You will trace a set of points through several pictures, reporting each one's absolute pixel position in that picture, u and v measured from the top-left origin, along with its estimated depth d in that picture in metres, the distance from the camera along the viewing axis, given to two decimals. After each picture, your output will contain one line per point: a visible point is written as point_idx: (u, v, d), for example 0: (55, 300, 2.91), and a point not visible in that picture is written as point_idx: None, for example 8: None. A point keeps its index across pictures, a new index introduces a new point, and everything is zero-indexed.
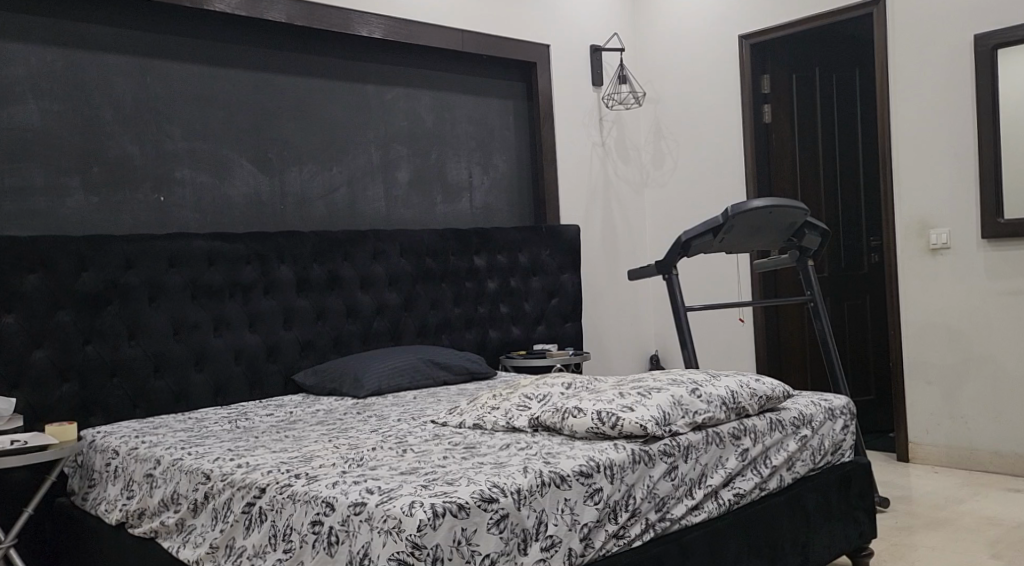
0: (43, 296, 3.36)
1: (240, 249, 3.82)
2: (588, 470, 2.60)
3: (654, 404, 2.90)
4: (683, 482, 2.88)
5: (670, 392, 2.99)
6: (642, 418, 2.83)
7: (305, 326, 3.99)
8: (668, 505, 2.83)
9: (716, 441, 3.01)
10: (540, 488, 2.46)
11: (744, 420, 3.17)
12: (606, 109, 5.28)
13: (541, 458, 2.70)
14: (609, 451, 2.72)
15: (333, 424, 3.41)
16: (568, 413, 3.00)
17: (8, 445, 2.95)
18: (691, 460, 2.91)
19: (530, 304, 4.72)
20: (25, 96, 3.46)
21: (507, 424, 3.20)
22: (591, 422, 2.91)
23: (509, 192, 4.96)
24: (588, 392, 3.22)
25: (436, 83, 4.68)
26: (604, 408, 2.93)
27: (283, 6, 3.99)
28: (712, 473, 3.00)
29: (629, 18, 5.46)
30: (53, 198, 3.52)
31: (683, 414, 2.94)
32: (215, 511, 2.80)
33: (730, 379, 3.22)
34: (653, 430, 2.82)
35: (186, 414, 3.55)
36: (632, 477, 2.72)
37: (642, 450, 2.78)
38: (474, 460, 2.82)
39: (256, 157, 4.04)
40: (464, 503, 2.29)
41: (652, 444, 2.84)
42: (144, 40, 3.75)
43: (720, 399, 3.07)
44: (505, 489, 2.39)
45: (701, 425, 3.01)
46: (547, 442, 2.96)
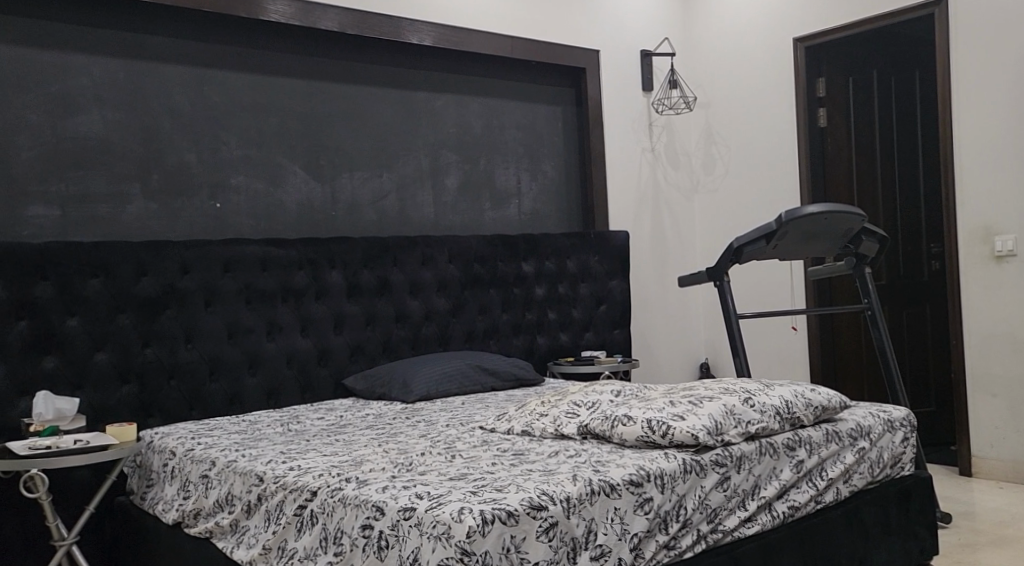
0: (105, 300, 3.45)
1: (291, 254, 3.87)
2: (638, 479, 2.57)
3: (706, 413, 2.87)
4: (735, 493, 2.83)
5: (723, 401, 2.95)
6: (694, 427, 2.80)
7: (355, 331, 4.03)
8: (720, 516, 2.79)
9: (770, 452, 2.96)
10: (590, 496, 2.44)
11: (799, 431, 3.11)
12: (656, 114, 5.26)
13: (590, 466, 2.68)
14: (660, 460, 2.69)
15: (382, 428, 3.44)
16: (617, 421, 2.98)
17: (70, 445, 3.04)
18: (743, 471, 2.87)
19: (578, 310, 4.71)
20: (90, 105, 3.57)
21: (555, 431, 3.19)
22: (641, 431, 2.88)
23: (557, 198, 4.96)
24: (637, 399, 3.19)
25: (486, 90, 4.70)
26: (654, 416, 2.90)
27: (336, 15, 4.05)
28: (766, 485, 2.95)
29: (680, 21, 5.43)
30: (115, 204, 3.62)
31: (735, 424, 2.89)
32: (268, 512, 2.85)
33: (784, 388, 3.16)
34: (704, 439, 2.78)
35: (240, 417, 3.62)
36: (683, 487, 2.69)
37: (693, 460, 2.75)
38: (522, 467, 2.81)
39: (308, 163, 4.10)
40: (513, 510, 2.29)
41: (703, 453, 2.80)
42: (202, 50, 3.84)
43: (773, 409, 3.02)
44: (555, 497, 2.37)
45: (755, 435, 2.96)
46: (596, 450, 2.94)
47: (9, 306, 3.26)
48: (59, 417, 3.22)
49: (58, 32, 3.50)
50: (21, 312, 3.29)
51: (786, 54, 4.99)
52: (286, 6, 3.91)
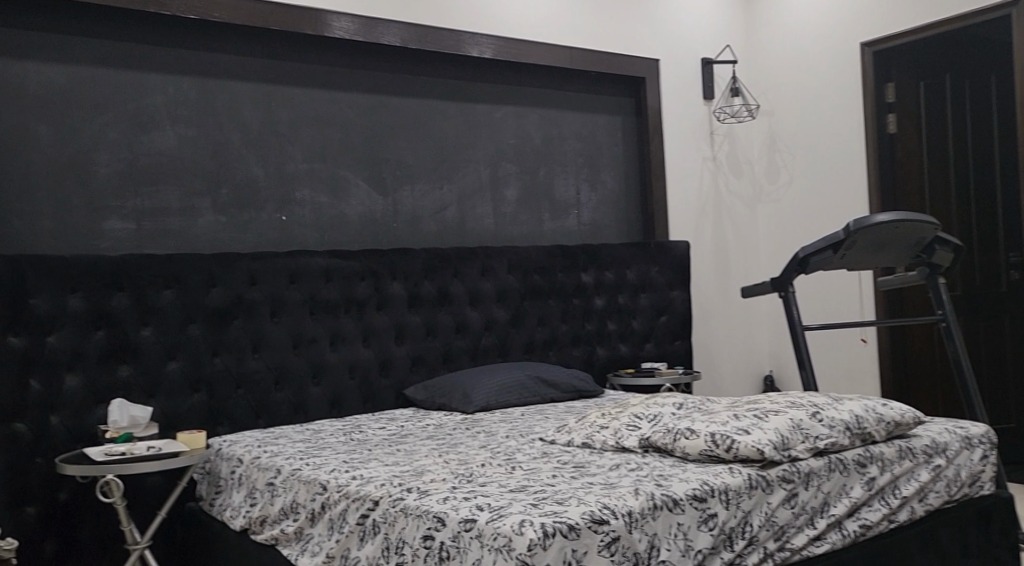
0: (177, 311, 3.54)
1: (354, 265, 3.92)
2: (702, 493, 2.53)
3: (772, 427, 2.81)
4: (804, 510, 2.76)
5: (789, 415, 2.90)
6: (759, 441, 2.75)
7: (416, 342, 4.06)
8: (787, 534, 2.71)
9: (840, 468, 2.88)
10: (652, 511, 2.41)
11: (871, 447, 3.02)
12: (717, 122, 5.21)
13: (653, 480, 2.65)
14: (725, 475, 2.64)
15: (443, 439, 3.46)
16: (680, 434, 2.95)
17: (143, 452, 3.13)
18: (812, 487, 2.79)
19: (638, 321, 4.67)
20: (163, 122, 3.69)
21: (616, 443, 3.16)
22: (705, 444, 2.84)
23: (617, 208, 4.93)
24: (701, 412, 3.15)
25: (545, 101, 4.71)
26: (718, 430, 2.86)
27: (398, 30, 4.11)
28: (836, 502, 2.86)
29: (742, 29, 5.37)
30: (186, 218, 3.72)
31: (803, 439, 2.83)
32: (331, 521, 2.88)
33: (854, 403, 3.08)
34: (771, 454, 2.72)
35: (304, 425, 3.67)
36: (749, 503, 2.63)
37: (759, 476, 2.69)
38: (584, 480, 2.79)
39: (371, 176, 4.16)
40: (574, 523, 2.26)
41: (770, 469, 2.74)
42: (269, 67, 3.93)
43: (843, 424, 2.95)
44: (617, 512, 2.34)
45: (824, 451, 2.89)
46: (658, 464, 2.90)
47: (86, 317, 3.37)
48: (133, 424, 3.31)
49: (132, 52, 3.63)
50: (98, 322, 3.40)
51: (853, 60, 4.87)
52: (350, 23, 3.98)
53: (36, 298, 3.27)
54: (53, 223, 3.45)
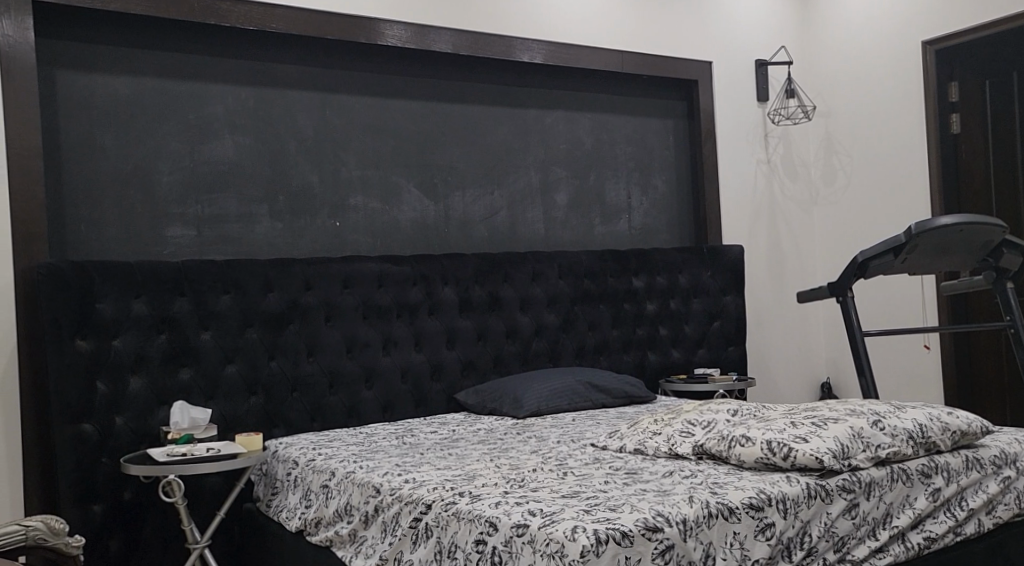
0: (235, 315, 3.61)
1: (405, 270, 3.96)
2: (758, 502, 2.49)
3: (831, 435, 2.74)
4: (865, 521, 2.70)
5: (849, 423, 2.83)
6: (818, 450, 2.68)
7: (467, 346, 4.08)
8: (848, 545, 2.65)
9: (903, 478, 2.80)
10: (707, 519, 2.38)
11: (935, 457, 2.93)
12: (771, 124, 5.13)
13: (707, 488, 2.61)
14: (782, 484, 2.59)
15: (494, 443, 3.46)
16: (734, 442, 2.89)
17: (203, 452, 3.20)
18: (873, 498, 2.72)
19: (690, 326, 4.62)
20: (222, 131, 3.77)
21: (669, 450, 3.12)
22: (761, 452, 2.78)
23: (668, 213, 4.90)
24: (756, 419, 3.09)
25: (596, 105, 4.70)
26: (774, 437, 2.79)
27: (449, 37, 4.15)
28: (899, 513, 2.79)
29: (798, 29, 5.28)
30: (244, 224, 3.80)
31: (863, 448, 2.76)
32: (385, 524, 2.91)
33: (918, 411, 2.99)
34: (830, 463, 2.65)
35: (358, 429, 3.71)
36: (808, 512, 2.58)
37: (818, 485, 2.63)
38: (636, 487, 2.76)
39: (422, 181, 4.20)
40: (628, 530, 2.24)
41: (829, 478, 2.68)
42: (323, 75, 3.99)
43: (906, 433, 2.87)
44: (671, 519, 2.32)
45: (885, 460, 2.81)
46: (713, 471, 2.86)
47: (149, 321, 3.46)
48: (193, 425, 3.39)
49: (191, 62, 3.72)
50: (160, 326, 3.49)
51: (914, 58, 4.74)
52: (403, 31, 4.03)
53: (101, 303, 3.36)
54: (118, 231, 3.55)
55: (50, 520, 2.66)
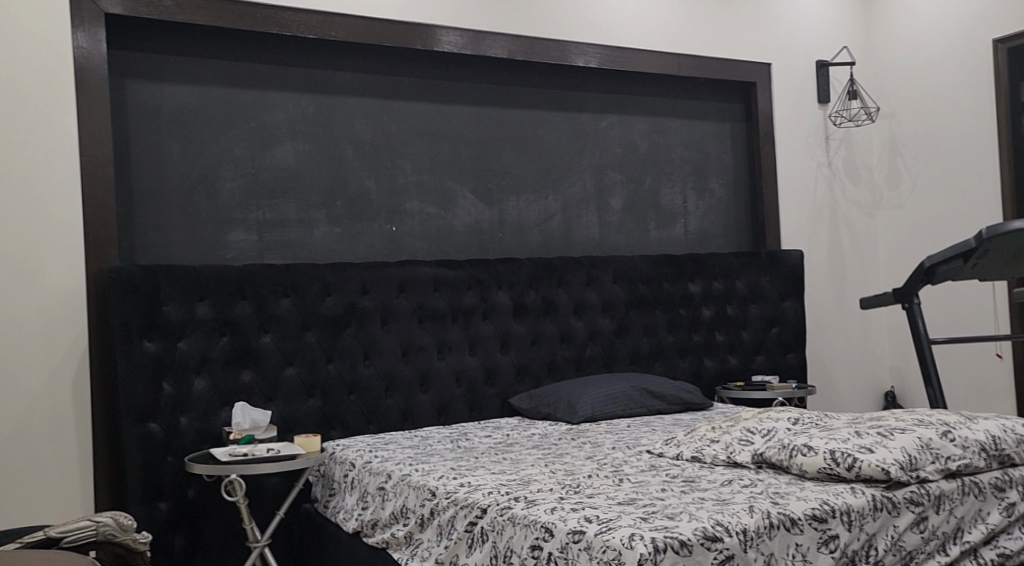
0: (294, 319, 3.67)
1: (460, 275, 3.98)
2: (822, 513, 2.43)
3: (898, 446, 2.67)
4: (934, 535, 2.63)
5: (918, 433, 2.74)
6: (884, 461, 2.61)
7: (521, 351, 4.08)
8: (916, 559, 2.59)
9: (975, 492, 2.73)
10: (768, 530, 2.33)
11: (1010, 470, 2.85)
12: (833, 127, 5.02)
13: (768, 498, 2.55)
14: (846, 495, 2.53)
15: (549, 449, 3.46)
16: (796, 451, 2.82)
17: (263, 453, 3.26)
18: (944, 512, 2.65)
19: (748, 333, 4.56)
20: (283, 138, 3.85)
21: (728, 458, 3.07)
22: (824, 462, 2.70)
23: (725, 218, 4.84)
24: (819, 428, 3.02)
25: (652, 109, 4.67)
26: (839, 447, 2.71)
27: (504, 42, 4.17)
28: (971, 529, 2.72)
29: (862, 29, 5.16)
30: (304, 229, 3.87)
31: (932, 459, 2.68)
32: (440, 527, 2.93)
33: (991, 422, 2.90)
34: (897, 474, 2.58)
35: (413, 432, 3.74)
36: (873, 525, 2.51)
37: (884, 497, 2.56)
38: (694, 495, 2.72)
39: (477, 187, 4.23)
40: (686, 539, 2.21)
41: (896, 490, 2.61)
42: (380, 82, 4.04)
43: (978, 444, 2.78)
44: (730, 529, 2.28)
45: (956, 472, 2.74)
46: (774, 481, 2.79)
47: (213, 324, 3.54)
48: (254, 426, 3.46)
49: (251, 71, 3.80)
50: (222, 329, 3.57)
51: (984, 57, 4.58)
52: (458, 37, 4.06)
53: (168, 306, 3.45)
54: (183, 236, 3.66)
55: (119, 516, 2.76)
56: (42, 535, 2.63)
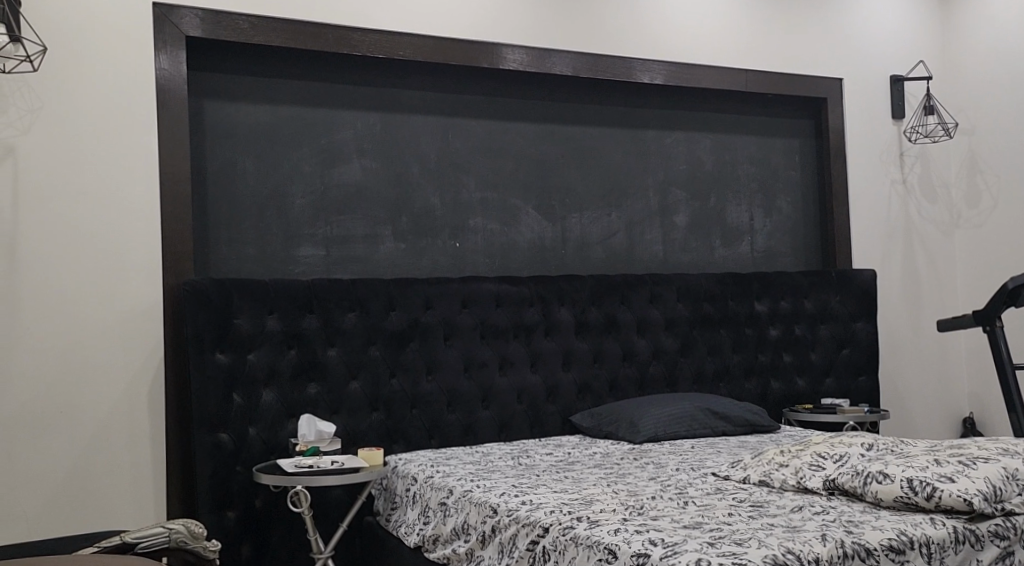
0: (359, 334, 3.72)
1: (523, 291, 3.99)
2: (898, 544, 2.34)
3: (981, 476, 2.56)
4: None
5: (1002, 463, 2.63)
6: (966, 491, 2.51)
7: (583, 368, 4.06)
8: None
9: None
10: (841, 560, 2.25)
11: None
12: (908, 143, 4.87)
13: (841, 526, 2.47)
14: (925, 526, 2.44)
15: (611, 468, 3.42)
16: (871, 478, 2.72)
17: (328, 465, 3.30)
18: None
19: (817, 354, 4.45)
20: (350, 155, 3.93)
21: (797, 484, 2.97)
22: (901, 491, 2.60)
23: (794, 236, 4.75)
24: (894, 455, 2.91)
25: (718, 125, 4.62)
26: (916, 475, 2.61)
27: (568, 59, 4.18)
28: None
29: (938, 43, 5.01)
30: (370, 244, 3.94)
31: (1018, 491, 2.58)
32: (502, 544, 2.91)
33: None
34: (980, 506, 2.48)
35: (474, 448, 3.74)
36: (955, 559, 2.43)
37: (967, 530, 2.47)
38: (762, 521, 2.63)
39: (540, 203, 4.24)
40: None
41: (979, 522, 2.51)
42: (445, 100, 4.10)
43: None
44: (802, 557, 2.21)
45: None
46: (847, 509, 2.70)
47: (281, 337, 3.61)
48: (319, 438, 3.52)
49: (320, 91, 3.90)
50: (290, 342, 3.63)
51: None
52: (523, 55, 4.09)
53: (239, 319, 3.53)
54: (254, 251, 3.76)
55: (191, 524, 2.85)
56: (118, 540, 2.72)
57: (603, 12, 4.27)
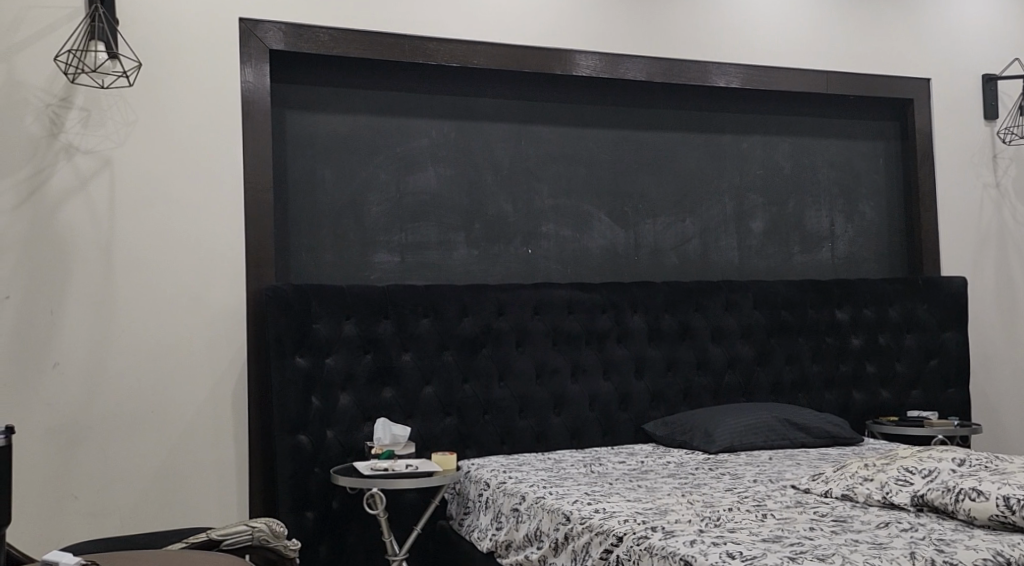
0: (433, 339, 3.76)
1: (596, 298, 3.97)
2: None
3: None
4: None
5: None
6: None
7: (656, 376, 4.01)
8: None
9: None
10: None
11: None
12: (1002, 145, 4.66)
13: (931, 544, 2.37)
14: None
15: (686, 478, 3.36)
16: (964, 495, 2.60)
17: (402, 469, 3.34)
18: None
19: (902, 364, 4.31)
20: (425, 163, 3.98)
21: (883, 499, 2.87)
22: (996, 509, 2.48)
23: (878, 243, 4.60)
24: (988, 471, 2.78)
25: (797, 129, 4.52)
26: (1013, 493, 2.49)
27: (641, 64, 4.15)
28: None
29: None
30: (443, 251, 3.98)
31: None
32: (575, 552, 2.89)
33: None
34: None
35: (547, 455, 3.73)
36: None
37: None
38: (846, 536, 2.54)
39: (613, 209, 4.21)
40: None
41: None
42: (518, 107, 4.11)
43: None
44: None
45: None
46: (937, 527, 2.59)
47: (358, 342, 3.67)
48: (394, 442, 3.56)
49: (394, 100, 3.96)
50: (366, 346, 3.69)
51: None
52: (596, 61, 4.08)
53: (318, 323, 3.61)
54: (331, 257, 3.84)
55: (272, 523, 2.91)
56: (205, 538, 2.78)
57: (679, 15, 4.22)
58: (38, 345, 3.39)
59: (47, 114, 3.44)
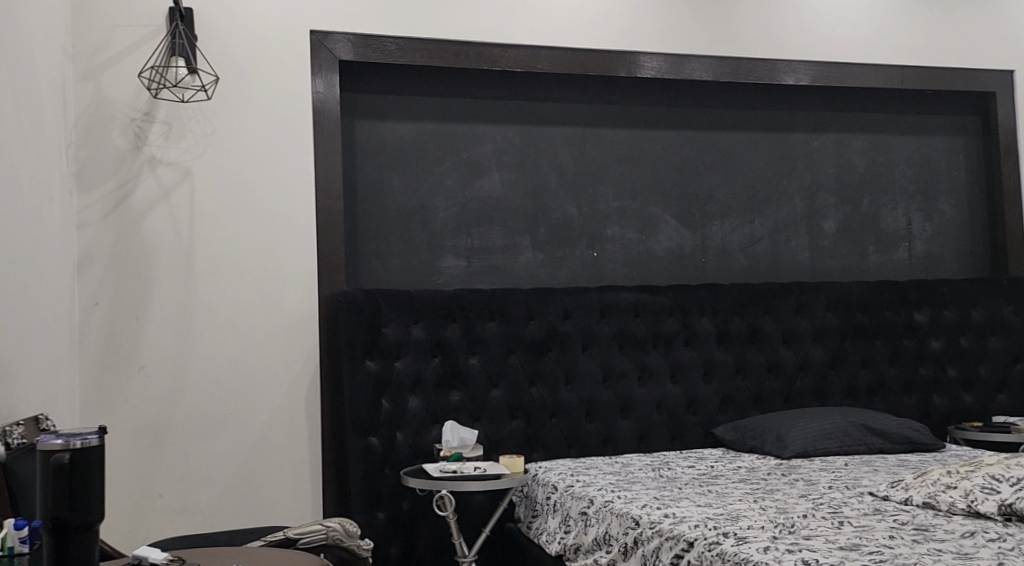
0: (500, 342, 3.77)
1: (663, 300, 3.94)
2: None
3: None
4: None
5: None
6: None
7: (726, 380, 3.95)
8: None
9: None
10: None
11: None
12: None
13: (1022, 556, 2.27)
14: None
15: (758, 483, 3.28)
16: None
17: (470, 471, 3.36)
18: None
19: (986, 367, 4.15)
20: (490, 168, 4.01)
21: (967, 507, 2.75)
22: None
23: (959, 242, 4.44)
24: None
25: (872, 126, 4.39)
26: None
27: (708, 63, 4.09)
28: None
29: None
30: (508, 255, 4.00)
31: None
32: (644, 557, 2.85)
33: None
34: None
35: (614, 458, 3.71)
36: None
37: None
38: (929, 545, 2.44)
39: (680, 211, 4.16)
40: None
41: None
42: (582, 110, 4.10)
43: None
44: None
45: None
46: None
47: (426, 345, 3.71)
48: (462, 445, 3.56)
49: (459, 107, 4.00)
50: (434, 350, 3.73)
51: None
52: (661, 62, 4.04)
53: (387, 327, 3.66)
54: (398, 262, 3.90)
55: (345, 523, 2.94)
56: (282, 536, 2.82)
57: (748, 13, 4.14)
58: (126, 350, 3.54)
59: (132, 129, 3.59)
